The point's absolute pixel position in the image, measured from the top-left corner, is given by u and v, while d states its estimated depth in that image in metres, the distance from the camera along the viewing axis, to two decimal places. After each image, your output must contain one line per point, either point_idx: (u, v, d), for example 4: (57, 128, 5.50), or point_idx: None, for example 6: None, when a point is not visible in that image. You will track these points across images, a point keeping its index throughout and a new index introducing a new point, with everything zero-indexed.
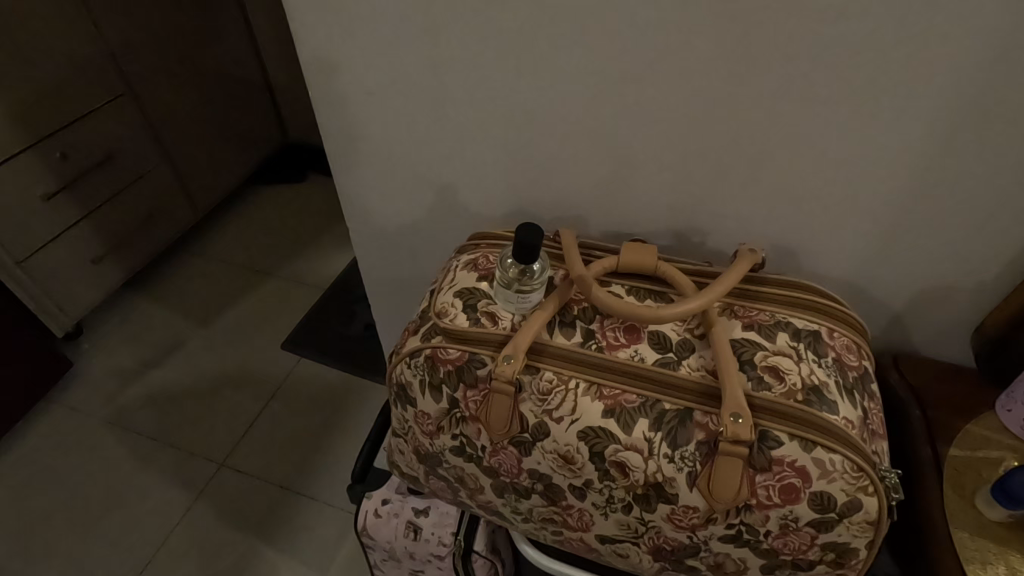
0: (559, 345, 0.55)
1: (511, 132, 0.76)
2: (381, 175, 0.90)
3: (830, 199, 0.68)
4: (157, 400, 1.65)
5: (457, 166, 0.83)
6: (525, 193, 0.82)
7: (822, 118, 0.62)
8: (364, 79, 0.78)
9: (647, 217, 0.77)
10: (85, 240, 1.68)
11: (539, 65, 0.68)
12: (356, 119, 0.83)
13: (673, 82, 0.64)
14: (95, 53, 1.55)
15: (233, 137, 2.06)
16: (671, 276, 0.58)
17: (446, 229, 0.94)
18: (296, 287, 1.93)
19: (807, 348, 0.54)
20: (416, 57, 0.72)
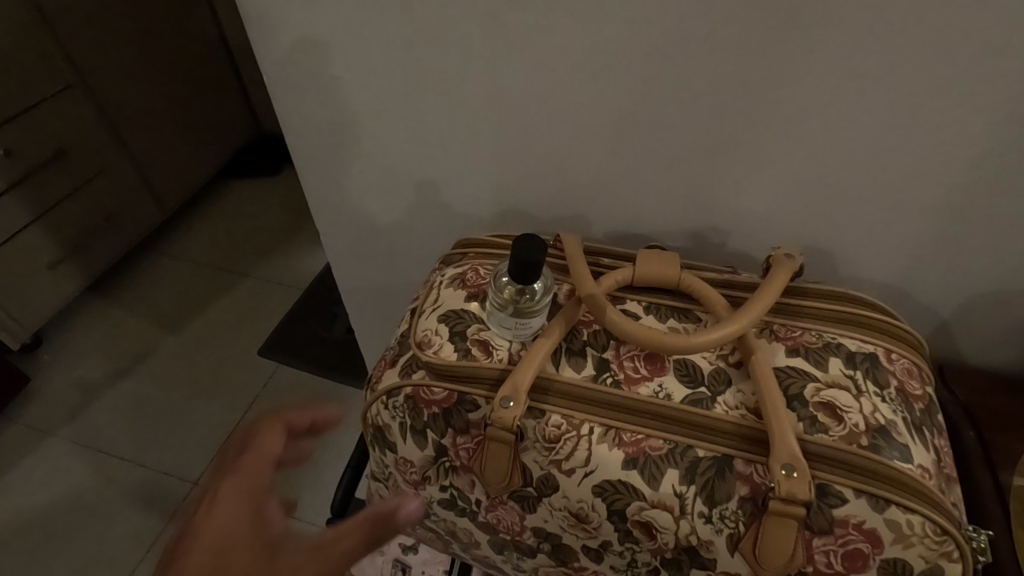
0: (567, 381, 0.45)
1: (502, 119, 0.65)
2: (352, 171, 0.79)
3: (875, 192, 0.58)
4: (124, 414, 1.53)
5: (440, 159, 0.72)
6: (520, 189, 0.72)
7: (872, 98, 0.52)
8: (327, 60, 0.66)
9: (659, 214, 0.67)
10: (38, 244, 1.54)
11: (534, 39, 0.57)
12: (321, 107, 0.72)
13: (695, 57, 0.54)
14: (39, 40, 1.40)
15: (199, 128, 1.92)
16: (700, 292, 0.49)
17: (430, 231, 0.83)
18: (273, 288, 1.81)
19: (866, 377, 0.45)
20: (388, 33, 0.61)
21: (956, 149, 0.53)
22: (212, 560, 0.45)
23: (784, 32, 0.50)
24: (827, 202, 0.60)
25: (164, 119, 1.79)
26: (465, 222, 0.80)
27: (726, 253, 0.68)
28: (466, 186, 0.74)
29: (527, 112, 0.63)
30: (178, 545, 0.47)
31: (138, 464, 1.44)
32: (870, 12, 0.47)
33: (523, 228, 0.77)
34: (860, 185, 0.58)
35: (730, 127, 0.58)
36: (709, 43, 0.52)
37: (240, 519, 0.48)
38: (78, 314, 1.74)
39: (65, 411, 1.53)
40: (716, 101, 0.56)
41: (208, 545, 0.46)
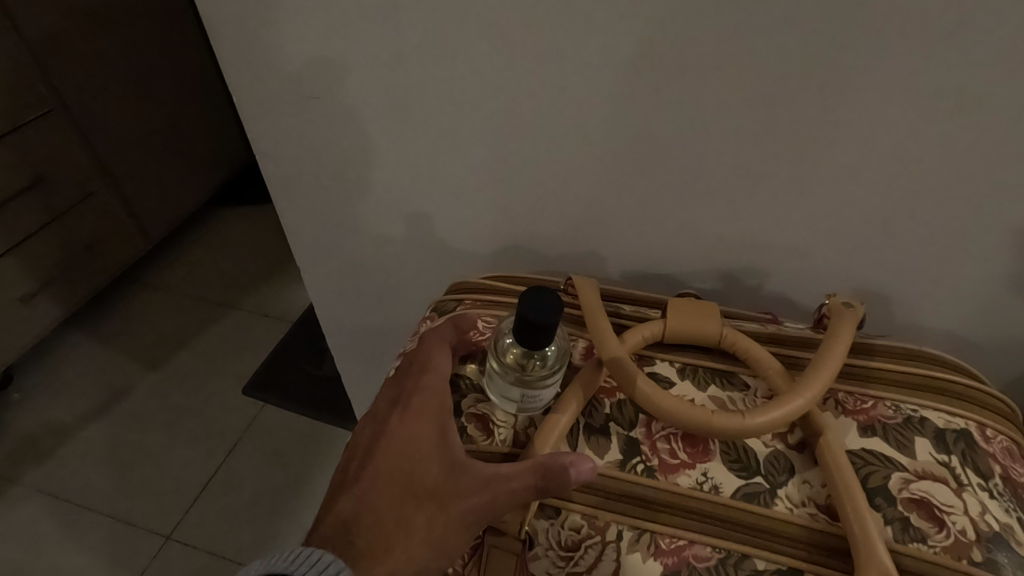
0: (608, 473, 0.43)
1: (502, 145, 0.57)
2: (336, 203, 0.71)
3: (934, 223, 0.51)
4: (94, 460, 1.42)
5: (435, 189, 0.64)
6: (526, 223, 0.64)
7: (941, 116, 0.44)
8: (306, 80, 0.59)
9: (682, 247, 0.60)
10: (11, 277, 1.45)
11: (540, 55, 0.50)
12: (300, 133, 0.64)
13: (730, 71, 0.46)
14: (19, 65, 1.34)
15: (188, 155, 1.85)
16: (745, 352, 0.41)
17: (424, 268, 0.75)
18: (260, 320, 1.72)
19: (965, 465, 0.41)
20: (373, 50, 0.54)
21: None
22: (397, 489, 0.45)
23: (837, 43, 0.42)
24: (875, 233, 0.53)
25: (151, 146, 1.72)
26: (462, 261, 0.71)
27: (759, 287, 0.61)
28: (464, 220, 0.66)
29: (534, 136, 0.56)
30: (374, 442, 0.48)
31: (107, 516, 1.33)
32: (941, 20, 0.40)
33: (528, 266, 0.68)
34: (918, 215, 0.51)
35: (768, 150, 0.50)
36: (748, 55, 0.45)
37: (431, 433, 0.46)
38: (52, 350, 1.64)
39: (33, 456, 1.43)
40: (754, 120, 0.48)
41: (390, 475, 0.46)
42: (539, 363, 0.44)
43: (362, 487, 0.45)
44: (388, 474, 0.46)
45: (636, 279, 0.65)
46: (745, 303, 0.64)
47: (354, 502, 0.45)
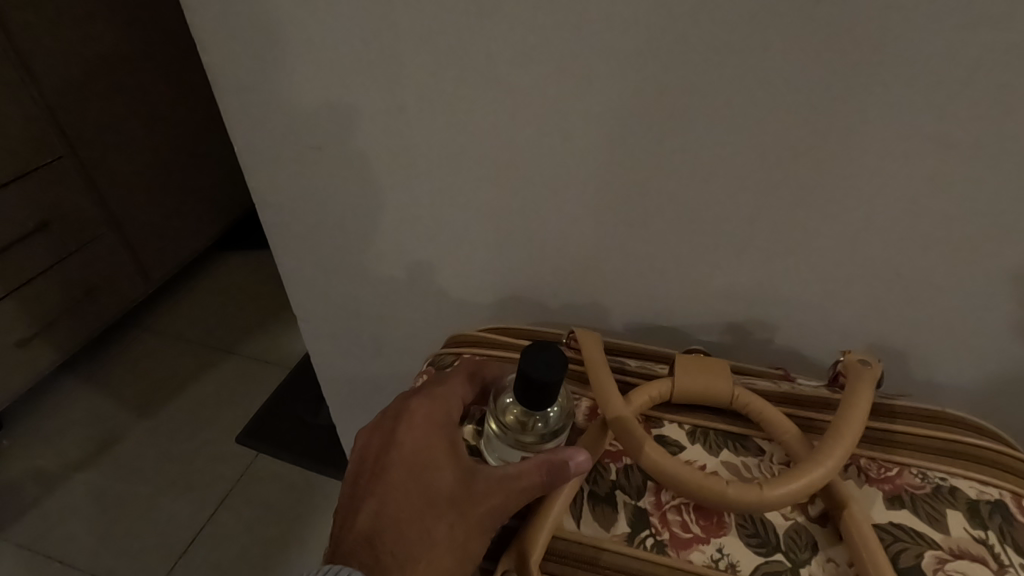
0: (615, 551, 0.40)
1: (501, 196, 0.57)
2: (334, 252, 0.70)
3: (949, 272, 0.49)
4: (79, 512, 1.37)
5: (436, 238, 0.64)
6: (526, 274, 0.63)
7: (949, 164, 0.44)
8: (307, 133, 0.59)
9: (687, 299, 0.58)
10: (9, 321, 1.44)
11: (538, 109, 0.50)
12: (300, 183, 0.64)
13: (733, 120, 0.46)
14: (32, 113, 1.37)
15: (194, 200, 1.88)
16: (760, 416, 0.39)
17: (424, 318, 0.73)
18: (258, 366, 1.69)
19: (1003, 543, 0.39)
20: (372, 104, 0.54)
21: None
22: (414, 500, 0.44)
23: (833, 99, 0.43)
24: (887, 283, 0.52)
25: (157, 192, 1.74)
26: (464, 310, 0.70)
27: (770, 339, 0.59)
28: (465, 269, 0.65)
29: (533, 185, 0.55)
30: (384, 454, 0.47)
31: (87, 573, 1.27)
32: (933, 77, 0.40)
33: (531, 316, 0.67)
34: (932, 263, 0.49)
35: (775, 198, 0.49)
36: (749, 105, 0.45)
37: (439, 442, 0.46)
38: (44, 396, 1.61)
39: (16, 507, 1.38)
40: (759, 169, 0.48)
41: (404, 488, 0.45)
42: (540, 426, 0.43)
43: (379, 498, 0.45)
44: (403, 486, 0.45)
45: (643, 331, 0.63)
46: (757, 356, 0.61)
47: (374, 517, 0.44)
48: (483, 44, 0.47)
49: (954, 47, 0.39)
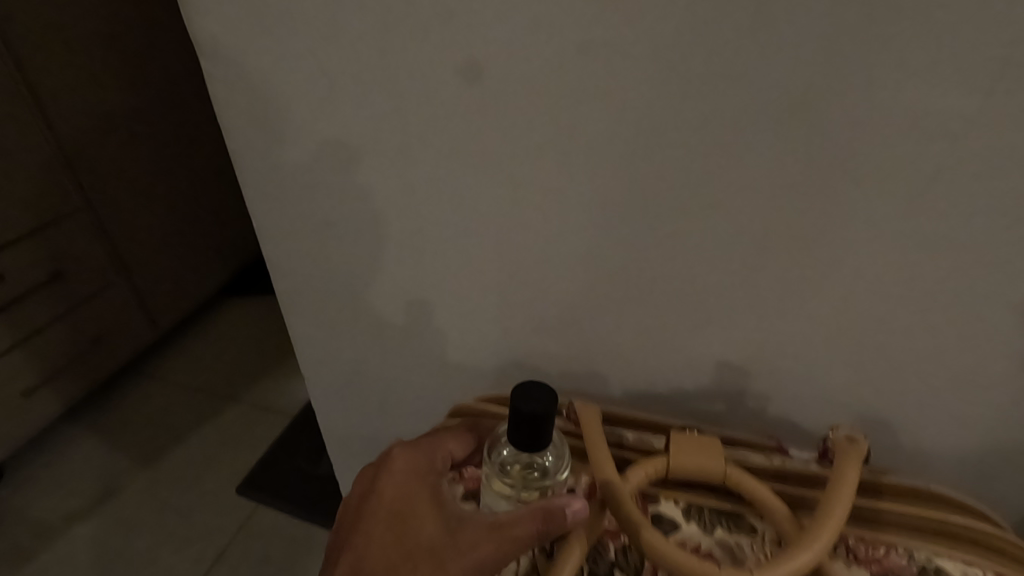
0: None
1: (501, 269, 0.61)
2: (342, 316, 0.73)
3: (924, 346, 0.52)
4: (73, 566, 1.36)
5: (439, 302, 0.66)
6: (524, 341, 0.65)
7: (920, 240, 0.47)
8: (321, 209, 0.63)
9: (678, 368, 0.61)
10: (17, 370, 1.46)
11: (535, 194, 0.54)
12: (312, 253, 0.68)
13: (717, 198, 0.50)
14: (53, 170, 1.43)
15: (202, 249, 1.92)
16: (751, 495, 0.41)
17: (425, 379, 0.75)
18: (259, 415, 1.70)
19: None
20: (382, 185, 0.59)
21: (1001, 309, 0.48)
22: (392, 546, 0.48)
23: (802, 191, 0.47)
24: (871, 350, 0.54)
25: (168, 242, 1.79)
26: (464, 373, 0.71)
27: (762, 404, 0.61)
28: (466, 333, 0.67)
29: (532, 260, 0.59)
30: (365, 501, 0.52)
31: None
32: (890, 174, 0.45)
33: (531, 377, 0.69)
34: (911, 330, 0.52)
35: (760, 269, 0.52)
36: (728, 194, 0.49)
37: (419, 487, 0.51)
38: (45, 445, 1.61)
39: (10, 561, 1.36)
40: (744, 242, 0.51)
41: (384, 534, 0.49)
42: (535, 475, 0.45)
43: (360, 543, 0.49)
44: (383, 530, 0.49)
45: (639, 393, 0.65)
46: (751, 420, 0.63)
47: (353, 562, 0.48)
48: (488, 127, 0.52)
49: (915, 137, 0.43)
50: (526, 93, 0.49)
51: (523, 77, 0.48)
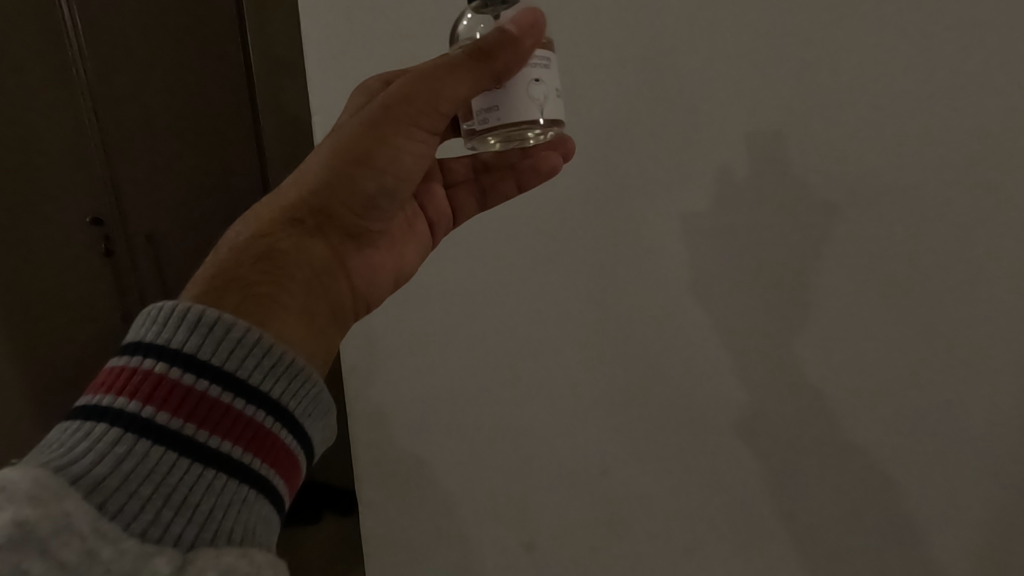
0: None
1: (522, 393, 0.71)
2: (383, 421, 0.80)
3: (881, 473, 0.58)
4: None
5: (608, 248, 0.62)
6: (540, 447, 0.72)
7: (862, 368, 0.57)
8: (387, 322, 0.76)
9: (678, 490, 0.66)
10: None
11: (562, 326, 0.67)
12: (369, 366, 0.78)
13: (690, 337, 0.61)
14: None
15: None
16: None
17: (566, 373, 0.68)
18: None
19: None
20: (435, 311, 0.72)
21: (940, 438, 0.56)
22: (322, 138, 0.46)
23: (776, 335, 0.59)
24: (940, 253, 0.52)
25: None
26: (599, 471, 0.70)
27: (771, 526, 0.63)
28: (596, 307, 0.64)
29: (547, 386, 0.69)
30: None
31: None
32: (813, 329, 0.57)
33: (630, 365, 0.65)
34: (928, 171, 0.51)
35: (795, 163, 0.54)
36: (709, 341, 0.61)
37: (349, 106, 0.47)
38: None
39: None
40: (787, 138, 0.54)
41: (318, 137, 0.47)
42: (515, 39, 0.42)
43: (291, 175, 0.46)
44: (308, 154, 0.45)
45: (663, 445, 0.66)
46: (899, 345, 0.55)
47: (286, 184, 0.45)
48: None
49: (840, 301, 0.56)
50: (532, 276, 0.66)
51: (524, 255, 0.66)
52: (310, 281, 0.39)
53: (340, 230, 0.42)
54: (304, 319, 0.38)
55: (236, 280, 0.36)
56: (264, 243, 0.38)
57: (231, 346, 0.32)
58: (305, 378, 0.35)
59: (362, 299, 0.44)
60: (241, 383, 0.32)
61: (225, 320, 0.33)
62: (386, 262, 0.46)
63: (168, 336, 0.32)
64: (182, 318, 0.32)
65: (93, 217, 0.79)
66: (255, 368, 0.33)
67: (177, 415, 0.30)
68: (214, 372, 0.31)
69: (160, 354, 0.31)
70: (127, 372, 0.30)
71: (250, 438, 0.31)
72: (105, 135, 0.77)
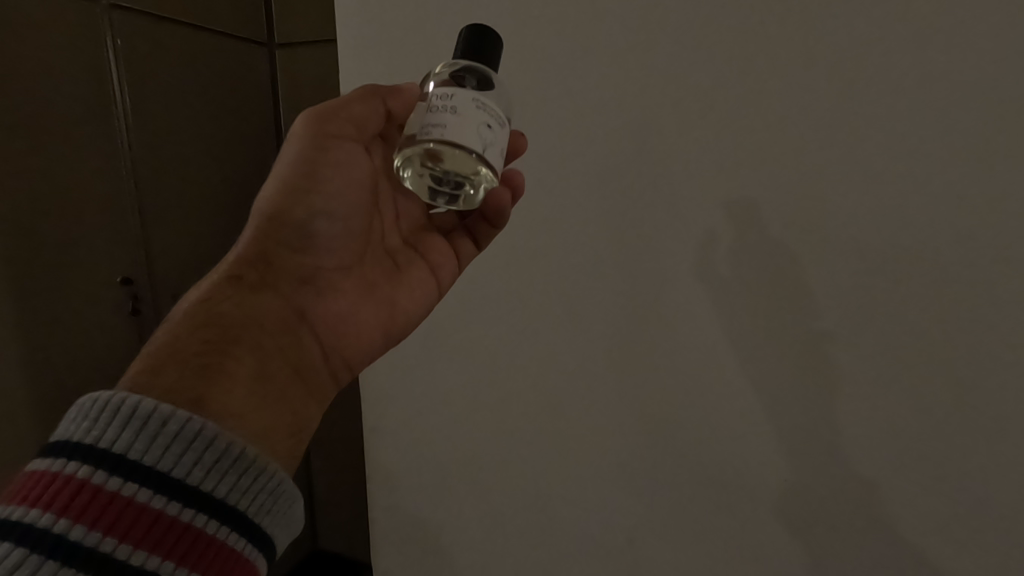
0: None
1: (540, 461, 0.66)
2: (397, 488, 0.76)
3: (940, 563, 0.51)
4: None
5: (626, 298, 0.58)
6: (559, 518, 0.66)
7: (909, 443, 0.50)
8: (400, 385, 0.73)
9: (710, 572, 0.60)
10: None
11: (581, 391, 0.62)
12: (382, 429, 0.75)
13: (715, 404, 0.56)
14: None
15: None
16: None
17: (590, 437, 0.63)
18: None
19: None
20: (449, 373, 0.69)
21: (1005, 524, 0.48)
22: None
23: (808, 405, 0.53)
24: (992, 314, 0.46)
25: None
26: (624, 547, 0.64)
27: None
28: (621, 364, 0.60)
29: (566, 453, 0.65)
30: None
31: None
32: (849, 399, 0.52)
33: (661, 428, 0.59)
34: (966, 202, 0.46)
35: (824, 206, 0.50)
36: (735, 409, 0.56)
37: None
38: None
39: None
40: (808, 180, 0.50)
41: None
42: None
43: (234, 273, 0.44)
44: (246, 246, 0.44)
45: (691, 521, 0.60)
46: (955, 401, 0.48)
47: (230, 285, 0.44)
48: (532, 52, 0.58)
49: (879, 369, 0.50)
50: (547, 337, 0.63)
51: (538, 316, 0.63)
52: (260, 338, 0.36)
53: (288, 281, 0.39)
54: (251, 376, 0.35)
55: (176, 353, 0.34)
56: (199, 308, 0.36)
57: (167, 440, 0.29)
58: (258, 472, 0.31)
59: (335, 356, 0.40)
60: (178, 484, 0.28)
61: (162, 410, 0.29)
62: (364, 314, 0.42)
63: (97, 434, 0.28)
64: (108, 411, 0.29)
65: (123, 275, 0.73)
66: (194, 464, 0.29)
67: (95, 528, 0.26)
68: (145, 473, 0.28)
69: (86, 455, 0.28)
70: (46, 479, 0.27)
71: (188, 550, 0.27)
72: (140, 182, 0.73)
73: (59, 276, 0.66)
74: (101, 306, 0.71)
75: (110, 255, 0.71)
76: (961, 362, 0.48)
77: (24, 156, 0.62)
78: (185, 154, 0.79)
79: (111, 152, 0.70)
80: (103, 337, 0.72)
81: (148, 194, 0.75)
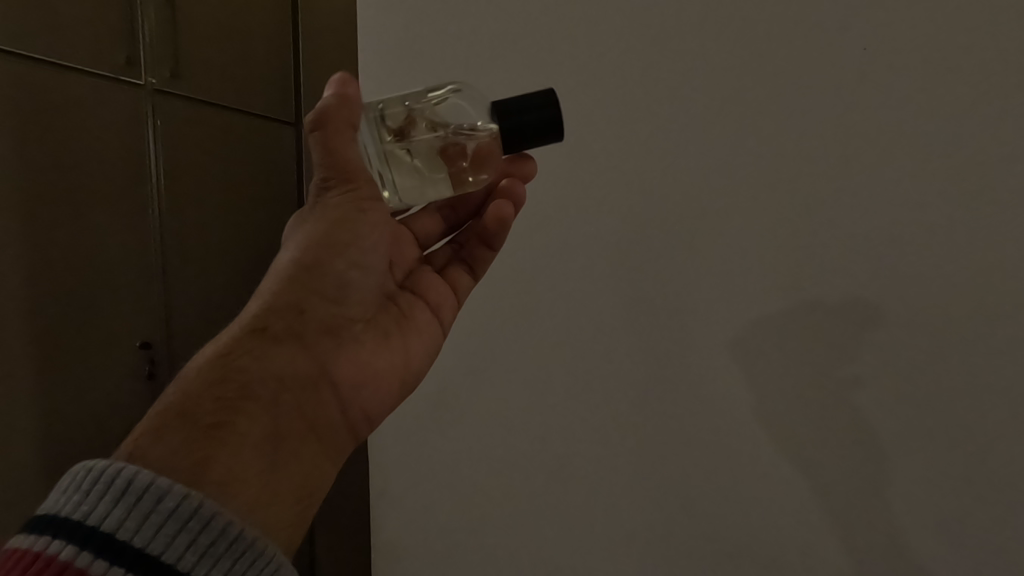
0: None
1: (557, 529, 0.62)
2: (405, 561, 0.72)
3: None
4: None
5: (643, 355, 0.56)
6: None
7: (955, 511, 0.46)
8: (411, 449, 0.70)
9: None
10: None
11: (597, 454, 0.59)
12: (391, 496, 0.72)
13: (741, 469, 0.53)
14: None
15: None
16: None
17: (612, 504, 0.59)
18: None
19: None
20: (461, 434, 0.67)
21: None
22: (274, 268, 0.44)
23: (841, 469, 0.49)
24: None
25: None
26: None
27: None
28: (637, 427, 0.57)
29: (584, 521, 0.61)
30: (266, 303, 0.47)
31: None
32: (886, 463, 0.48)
33: (683, 492, 0.56)
34: (993, 250, 0.43)
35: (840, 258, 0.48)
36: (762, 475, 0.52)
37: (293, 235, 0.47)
38: None
39: None
40: (822, 232, 0.48)
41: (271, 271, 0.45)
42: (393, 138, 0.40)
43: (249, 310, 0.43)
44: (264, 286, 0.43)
45: None
46: (1004, 469, 0.44)
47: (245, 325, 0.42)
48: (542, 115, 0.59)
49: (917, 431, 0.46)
50: (562, 396, 0.61)
51: (552, 374, 0.61)
52: (278, 397, 0.35)
53: (316, 331, 0.38)
54: (265, 437, 0.34)
55: (188, 416, 0.32)
56: (219, 366, 0.35)
57: (161, 518, 0.27)
58: (257, 556, 0.29)
59: (351, 412, 0.39)
60: (169, 568, 0.26)
61: (160, 484, 0.28)
62: (381, 360, 0.41)
63: (88, 509, 0.27)
64: (103, 484, 0.28)
65: (142, 339, 0.72)
66: (187, 547, 0.27)
67: None
68: (133, 556, 0.26)
69: (71, 533, 0.26)
70: (26, 559, 0.25)
71: None
72: (165, 247, 0.75)
73: (77, 340, 0.66)
74: (116, 368, 0.70)
75: (130, 319, 0.71)
76: (1003, 422, 0.44)
77: (53, 226, 0.63)
78: (212, 221, 0.81)
79: (143, 223, 0.72)
80: (115, 398, 0.70)
81: (172, 258, 0.76)
